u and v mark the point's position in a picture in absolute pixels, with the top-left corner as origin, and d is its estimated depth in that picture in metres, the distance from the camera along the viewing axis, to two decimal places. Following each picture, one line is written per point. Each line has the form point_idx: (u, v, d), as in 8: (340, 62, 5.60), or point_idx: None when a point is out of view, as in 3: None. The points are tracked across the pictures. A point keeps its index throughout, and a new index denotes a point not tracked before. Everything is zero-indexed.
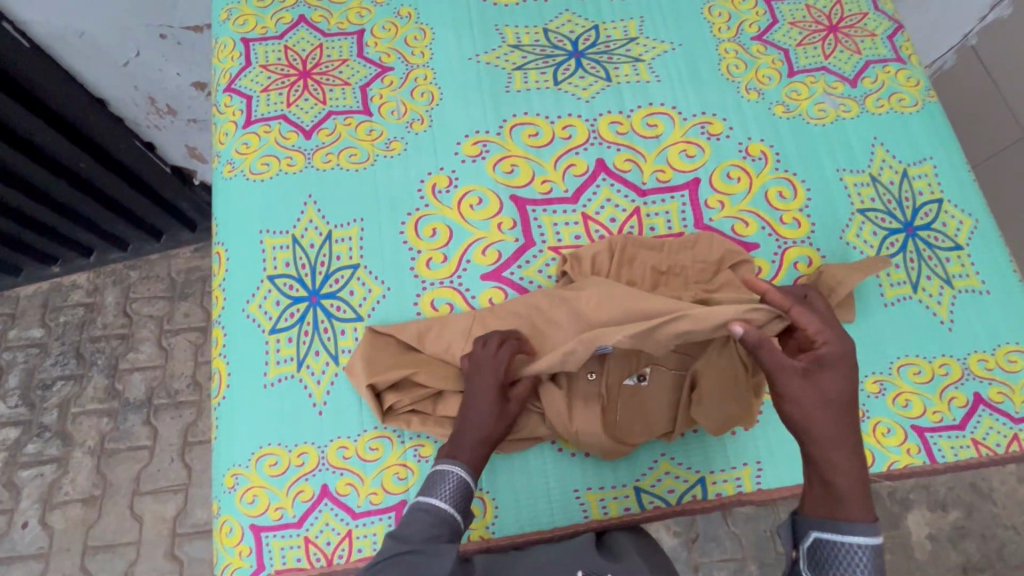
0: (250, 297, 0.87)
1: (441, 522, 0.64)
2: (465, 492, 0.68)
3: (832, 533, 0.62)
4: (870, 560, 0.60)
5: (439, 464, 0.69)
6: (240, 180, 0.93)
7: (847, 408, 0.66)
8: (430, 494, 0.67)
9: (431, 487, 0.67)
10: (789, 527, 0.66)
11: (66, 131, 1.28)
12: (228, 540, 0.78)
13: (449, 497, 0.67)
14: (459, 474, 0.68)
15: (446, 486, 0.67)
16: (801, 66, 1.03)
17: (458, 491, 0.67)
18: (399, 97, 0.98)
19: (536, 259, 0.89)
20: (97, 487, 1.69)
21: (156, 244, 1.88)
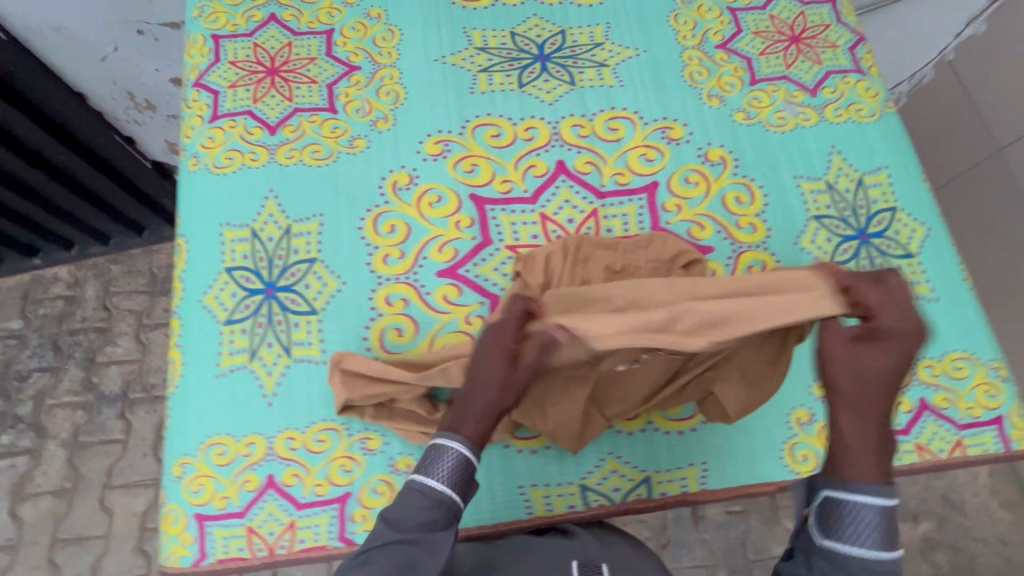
0: (207, 288, 0.88)
1: (437, 503, 0.60)
2: (467, 470, 0.62)
3: (844, 492, 0.56)
4: (881, 523, 0.55)
5: (438, 438, 0.63)
6: (203, 173, 0.94)
7: (887, 383, 0.58)
8: (427, 474, 0.61)
9: (428, 464, 0.62)
10: (804, 485, 0.61)
11: (48, 126, 1.29)
12: (172, 529, 0.78)
13: (448, 476, 0.61)
14: (459, 453, 0.62)
15: (444, 465, 0.61)
16: (763, 75, 1.05)
17: (458, 469, 0.62)
18: (365, 96, 0.99)
19: (492, 258, 0.90)
20: (68, 479, 1.68)
21: (138, 238, 1.90)
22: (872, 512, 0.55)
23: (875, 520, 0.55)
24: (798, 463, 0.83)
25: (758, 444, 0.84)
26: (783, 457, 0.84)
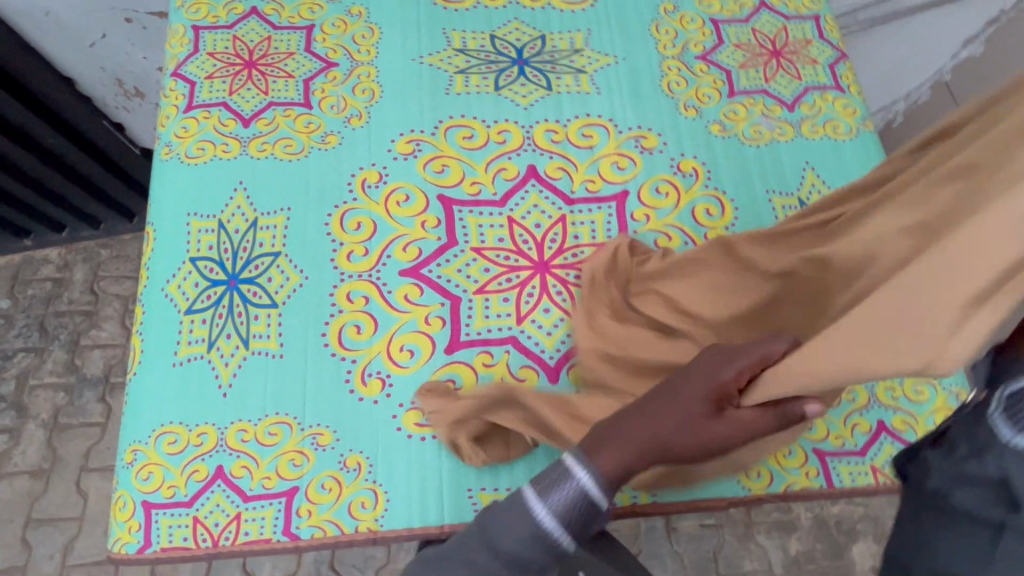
0: (170, 278, 0.88)
1: (551, 525, 0.55)
2: (589, 498, 0.56)
3: None
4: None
5: (566, 459, 0.57)
6: (175, 163, 0.95)
7: None
8: (546, 488, 0.56)
9: (550, 480, 0.57)
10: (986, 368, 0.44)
11: (44, 114, 1.31)
12: (121, 514, 0.78)
13: (564, 506, 0.55)
14: (585, 483, 0.55)
15: (566, 487, 0.56)
16: (742, 87, 1.05)
17: (579, 496, 0.55)
18: (341, 92, 1.00)
19: (456, 259, 0.90)
20: (46, 460, 1.70)
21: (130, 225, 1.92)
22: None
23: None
24: (752, 480, 0.83)
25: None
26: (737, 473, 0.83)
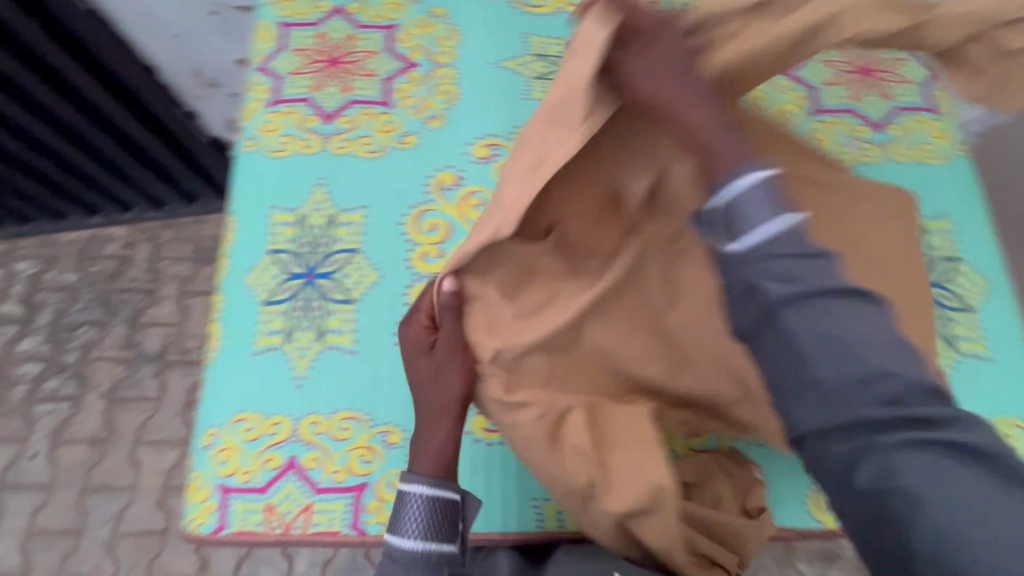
0: (251, 268, 0.91)
1: (420, 561, 0.65)
2: (437, 511, 0.68)
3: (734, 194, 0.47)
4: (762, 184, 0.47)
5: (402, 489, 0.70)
6: (258, 155, 0.97)
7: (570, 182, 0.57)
8: (399, 534, 0.67)
9: (399, 524, 0.68)
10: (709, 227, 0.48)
11: (111, 88, 1.38)
12: (197, 495, 0.81)
13: (417, 519, 0.67)
14: (422, 490, 0.69)
15: (412, 519, 0.67)
16: (829, 105, 1.00)
17: (428, 515, 0.68)
18: (420, 93, 1.01)
19: (413, 222, 0.93)
20: (104, 430, 1.77)
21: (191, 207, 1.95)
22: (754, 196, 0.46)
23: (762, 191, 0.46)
24: (821, 510, 0.83)
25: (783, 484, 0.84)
26: (807, 503, 0.83)
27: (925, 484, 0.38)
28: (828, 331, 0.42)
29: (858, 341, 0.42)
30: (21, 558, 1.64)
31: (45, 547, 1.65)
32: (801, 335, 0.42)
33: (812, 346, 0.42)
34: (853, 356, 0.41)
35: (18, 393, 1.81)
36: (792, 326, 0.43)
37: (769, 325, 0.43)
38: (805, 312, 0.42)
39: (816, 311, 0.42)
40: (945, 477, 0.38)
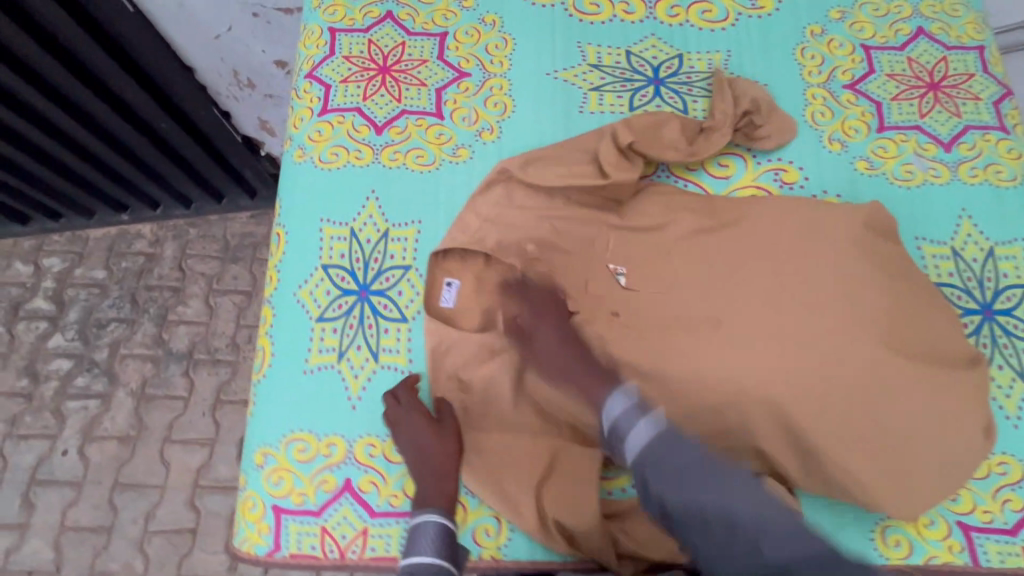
0: (302, 283, 0.89)
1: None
2: (448, 538, 0.72)
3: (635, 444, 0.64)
4: (639, 410, 0.66)
5: (415, 521, 0.73)
6: (308, 166, 0.95)
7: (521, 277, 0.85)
8: (414, 553, 0.71)
9: (414, 544, 0.72)
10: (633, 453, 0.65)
11: (149, 86, 1.32)
12: (250, 515, 0.80)
13: (433, 547, 0.71)
14: (438, 520, 0.73)
15: (428, 538, 0.72)
16: (893, 121, 0.98)
17: (441, 540, 0.72)
18: (472, 104, 0.98)
19: (360, 215, 0.92)
20: (132, 428, 1.59)
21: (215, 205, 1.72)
22: (649, 441, 0.63)
23: (646, 429, 0.64)
24: (888, 548, 0.79)
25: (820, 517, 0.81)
26: (873, 538, 0.79)
27: (795, 574, 0.51)
28: (705, 505, 0.57)
29: (722, 500, 0.57)
30: (52, 555, 1.48)
31: (77, 543, 1.49)
32: (690, 517, 0.58)
33: (696, 519, 0.57)
34: (721, 509, 0.57)
35: (47, 389, 1.61)
36: (682, 516, 0.58)
37: (682, 523, 0.59)
38: (684, 492, 0.59)
39: (695, 485, 0.58)
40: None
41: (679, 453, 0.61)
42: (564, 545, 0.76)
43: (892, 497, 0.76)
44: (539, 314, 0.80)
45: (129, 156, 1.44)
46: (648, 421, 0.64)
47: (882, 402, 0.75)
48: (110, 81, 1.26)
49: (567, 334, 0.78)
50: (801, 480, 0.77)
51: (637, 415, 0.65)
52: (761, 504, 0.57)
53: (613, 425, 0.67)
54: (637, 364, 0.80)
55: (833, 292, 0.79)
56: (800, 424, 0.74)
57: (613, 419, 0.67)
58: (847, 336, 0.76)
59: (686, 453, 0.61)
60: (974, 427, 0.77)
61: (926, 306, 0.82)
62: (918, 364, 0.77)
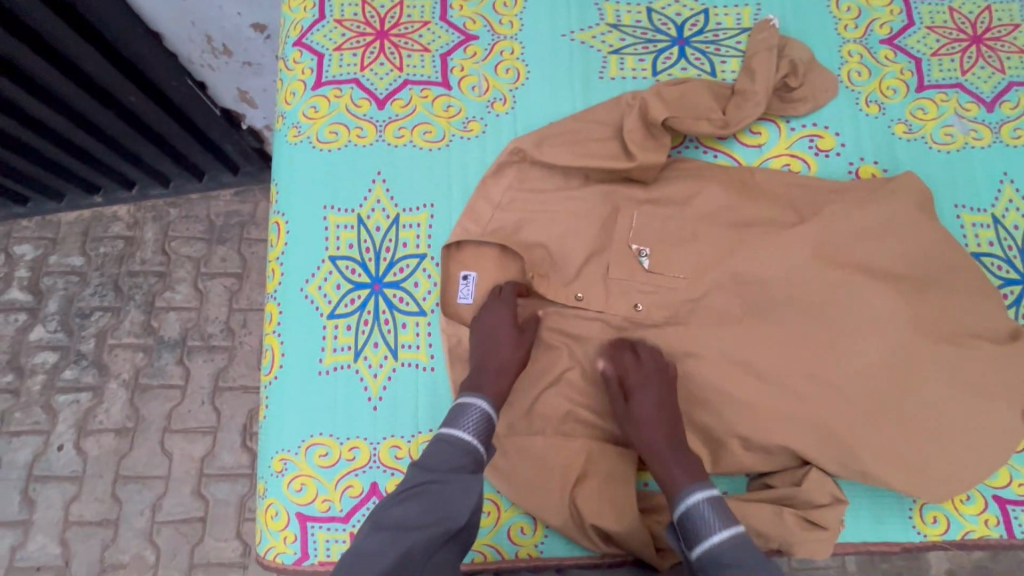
0: (309, 277, 0.82)
1: (466, 456, 0.67)
2: (487, 427, 0.71)
3: (697, 524, 0.66)
4: (717, 513, 0.66)
5: (463, 399, 0.72)
6: (305, 147, 0.87)
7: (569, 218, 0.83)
8: (455, 428, 0.69)
9: (456, 420, 0.70)
10: (689, 532, 0.66)
11: (111, 55, 1.14)
12: (273, 524, 0.77)
13: (472, 427, 0.69)
14: (484, 407, 0.71)
15: (470, 420, 0.70)
16: (933, 80, 0.91)
17: (482, 426, 0.70)
18: (482, 71, 0.89)
19: (366, 200, 0.85)
20: (130, 419, 1.44)
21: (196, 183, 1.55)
22: (722, 544, 0.63)
23: (722, 536, 0.64)
24: (928, 525, 0.78)
25: (857, 500, 0.79)
26: (912, 517, 0.79)
27: None
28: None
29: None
30: (59, 550, 1.37)
31: (83, 539, 1.37)
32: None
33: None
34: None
35: (33, 384, 1.47)
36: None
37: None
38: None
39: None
40: None
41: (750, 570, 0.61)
42: (599, 543, 0.74)
43: (929, 480, 0.74)
44: (650, 375, 0.75)
45: (96, 133, 1.28)
46: (712, 496, 0.67)
47: (908, 383, 0.76)
48: (66, 49, 1.09)
49: (669, 401, 0.75)
50: (845, 464, 0.76)
51: (714, 518, 0.65)
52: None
53: (687, 518, 0.67)
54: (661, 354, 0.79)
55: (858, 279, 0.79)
56: (824, 411, 0.76)
57: (690, 510, 0.67)
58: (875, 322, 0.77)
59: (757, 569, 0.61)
60: (1012, 403, 0.75)
61: (961, 280, 0.79)
62: (947, 343, 0.76)
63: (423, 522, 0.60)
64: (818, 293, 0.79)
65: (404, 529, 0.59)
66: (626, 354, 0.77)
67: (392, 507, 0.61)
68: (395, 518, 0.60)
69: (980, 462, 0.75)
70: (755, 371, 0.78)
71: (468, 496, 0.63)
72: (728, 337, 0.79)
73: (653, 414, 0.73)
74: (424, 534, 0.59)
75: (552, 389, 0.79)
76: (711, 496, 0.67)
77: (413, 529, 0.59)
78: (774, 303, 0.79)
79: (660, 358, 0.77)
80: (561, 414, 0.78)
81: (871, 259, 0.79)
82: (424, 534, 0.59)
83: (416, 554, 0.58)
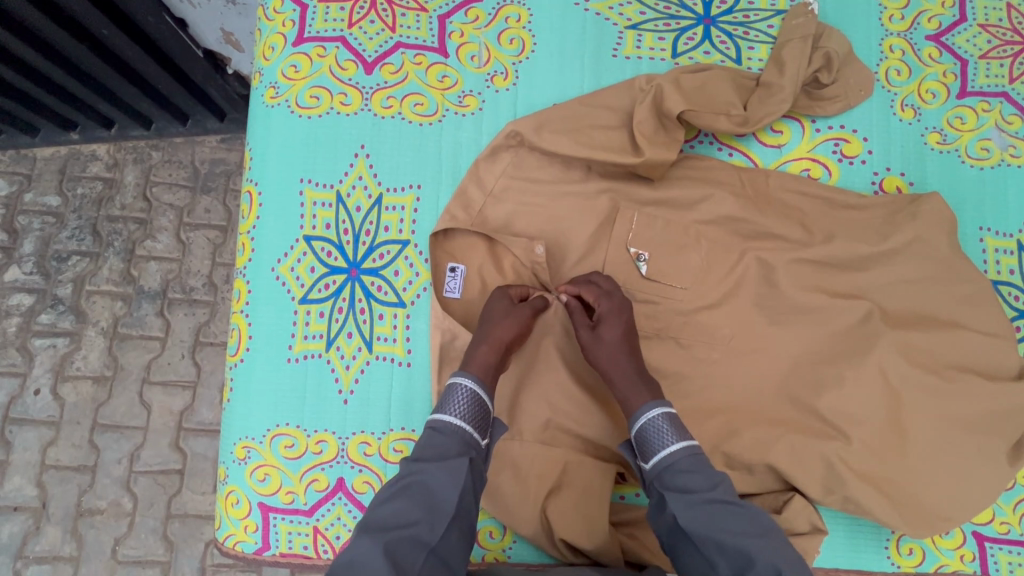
0: (282, 256, 0.77)
1: (454, 440, 0.62)
2: (479, 406, 0.65)
3: (652, 443, 0.63)
4: (672, 426, 0.63)
5: (450, 380, 0.66)
6: (282, 111, 0.79)
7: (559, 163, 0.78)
8: (443, 411, 0.64)
9: (444, 404, 0.64)
10: (646, 450, 0.64)
11: None
12: (234, 511, 0.74)
13: (460, 409, 0.64)
14: (472, 387, 0.65)
15: (458, 402, 0.64)
16: (977, 86, 0.83)
17: (472, 406, 0.64)
18: (483, 39, 0.81)
19: (346, 176, 0.78)
20: (108, 368, 1.36)
21: (179, 127, 1.41)
22: (678, 455, 0.61)
23: (676, 447, 0.62)
24: (902, 557, 0.77)
25: (836, 526, 0.77)
26: (887, 548, 0.77)
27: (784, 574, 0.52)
28: (720, 536, 0.56)
29: (739, 539, 0.56)
30: (36, 493, 1.31)
31: (60, 483, 1.31)
32: (704, 544, 0.57)
33: (709, 543, 0.57)
34: (734, 544, 0.56)
35: (8, 326, 1.38)
36: (695, 539, 0.58)
37: (689, 541, 0.58)
38: (702, 517, 0.58)
39: (710, 516, 0.58)
40: (783, 558, 0.54)
41: (704, 476, 0.60)
42: (567, 553, 0.72)
43: (913, 517, 0.72)
44: (615, 298, 0.71)
45: (66, 65, 1.14)
46: (668, 412, 0.64)
47: (901, 415, 0.73)
48: None
49: (631, 325, 0.70)
50: (835, 495, 0.72)
51: (669, 431, 0.62)
52: (763, 531, 0.57)
53: (643, 430, 0.64)
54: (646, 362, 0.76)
55: (861, 303, 0.75)
56: (813, 437, 0.73)
57: (645, 425, 0.64)
58: (875, 349, 0.74)
59: (710, 477, 0.60)
60: (1007, 443, 0.72)
61: (974, 311, 0.75)
62: (940, 376, 0.73)
63: (410, 520, 0.56)
64: (814, 315, 0.76)
65: (389, 529, 0.55)
66: (588, 281, 0.72)
67: (377, 508, 0.57)
68: (382, 518, 0.56)
69: (969, 504, 0.71)
70: (741, 389, 0.75)
71: (455, 485, 0.59)
72: (719, 354, 0.76)
73: (610, 342, 0.69)
74: (413, 532, 0.55)
75: (530, 395, 0.75)
76: (665, 414, 0.64)
77: (401, 528, 0.55)
78: (769, 320, 0.76)
79: (615, 278, 0.74)
80: (540, 421, 0.74)
81: (872, 283, 0.76)
82: (412, 532, 0.55)
83: (409, 552, 0.54)
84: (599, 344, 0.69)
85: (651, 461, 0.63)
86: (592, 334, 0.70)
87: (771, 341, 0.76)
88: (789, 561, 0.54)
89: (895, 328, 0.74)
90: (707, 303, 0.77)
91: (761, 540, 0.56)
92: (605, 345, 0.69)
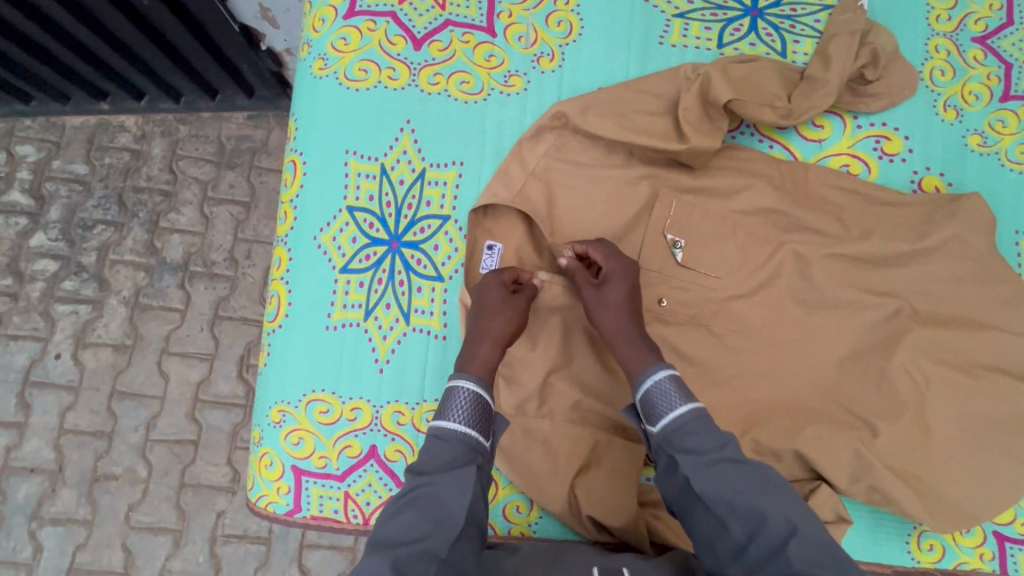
0: (324, 225, 0.78)
1: (459, 448, 0.61)
2: (482, 408, 0.64)
3: (659, 404, 0.63)
4: (679, 389, 0.63)
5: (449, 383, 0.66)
6: (331, 83, 0.80)
7: (600, 146, 0.79)
8: (444, 419, 0.63)
9: (444, 410, 0.64)
10: (652, 413, 0.63)
11: None
12: (268, 473, 0.76)
13: (462, 415, 0.63)
14: (472, 390, 0.65)
15: (459, 407, 0.64)
16: (1020, 91, 0.83)
17: (474, 409, 0.64)
18: (532, 20, 0.81)
19: (391, 149, 0.79)
20: (128, 337, 1.38)
21: (209, 102, 1.42)
22: (686, 418, 0.61)
23: (683, 410, 0.61)
24: (922, 552, 0.77)
25: (858, 518, 0.78)
26: (908, 543, 0.77)
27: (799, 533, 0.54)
28: (733, 497, 0.57)
29: (751, 498, 0.57)
30: (53, 456, 1.33)
31: (77, 447, 1.33)
32: (715, 505, 0.58)
33: (721, 504, 0.57)
34: (747, 503, 0.57)
35: (32, 291, 1.39)
36: (707, 500, 0.58)
37: (700, 503, 0.59)
38: (713, 477, 0.58)
39: (720, 477, 0.58)
40: (793, 512, 0.56)
41: (712, 438, 0.60)
42: (592, 531, 0.73)
43: (937, 513, 0.72)
44: (619, 259, 0.72)
45: (102, 32, 1.15)
46: (673, 374, 0.64)
47: (930, 411, 0.73)
48: None
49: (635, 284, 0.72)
50: (860, 490, 0.72)
51: (676, 394, 0.62)
52: (772, 487, 0.58)
53: (649, 395, 0.64)
54: (677, 347, 0.77)
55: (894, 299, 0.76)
56: (838, 429, 0.73)
57: (651, 389, 0.63)
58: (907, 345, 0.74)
59: (717, 438, 0.60)
60: None
61: (1008, 312, 0.75)
62: (968, 375, 0.74)
63: (419, 534, 0.56)
64: (846, 309, 0.77)
65: (399, 546, 0.55)
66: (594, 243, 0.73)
67: (385, 522, 0.58)
68: (392, 535, 0.56)
69: (994, 502, 0.72)
70: (770, 380, 0.76)
71: (463, 494, 0.59)
72: (750, 343, 0.76)
73: (614, 301, 0.70)
74: (421, 546, 0.56)
75: (561, 374, 0.76)
76: (671, 378, 0.63)
77: (410, 543, 0.56)
78: (801, 312, 0.77)
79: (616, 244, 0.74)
80: (571, 400, 0.75)
81: (907, 280, 0.76)
82: (421, 546, 0.55)
83: (419, 567, 0.54)
84: (601, 304, 0.70)
85: (657, 423, 0.63)
86: (596, 299, 0.70)
87: (801, 333, 0.76)
88: (802, 515, 0.56)
89: (926, 326, 0.75)
90: (739, 293, 0.77)
91: (772, 496, 0.57)
92: (609, 305, 0.70)
